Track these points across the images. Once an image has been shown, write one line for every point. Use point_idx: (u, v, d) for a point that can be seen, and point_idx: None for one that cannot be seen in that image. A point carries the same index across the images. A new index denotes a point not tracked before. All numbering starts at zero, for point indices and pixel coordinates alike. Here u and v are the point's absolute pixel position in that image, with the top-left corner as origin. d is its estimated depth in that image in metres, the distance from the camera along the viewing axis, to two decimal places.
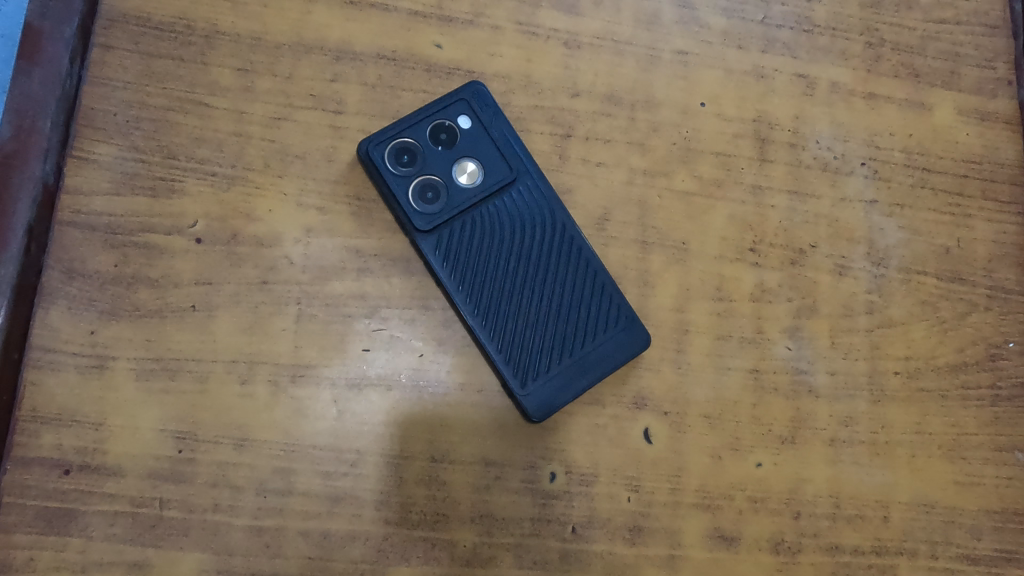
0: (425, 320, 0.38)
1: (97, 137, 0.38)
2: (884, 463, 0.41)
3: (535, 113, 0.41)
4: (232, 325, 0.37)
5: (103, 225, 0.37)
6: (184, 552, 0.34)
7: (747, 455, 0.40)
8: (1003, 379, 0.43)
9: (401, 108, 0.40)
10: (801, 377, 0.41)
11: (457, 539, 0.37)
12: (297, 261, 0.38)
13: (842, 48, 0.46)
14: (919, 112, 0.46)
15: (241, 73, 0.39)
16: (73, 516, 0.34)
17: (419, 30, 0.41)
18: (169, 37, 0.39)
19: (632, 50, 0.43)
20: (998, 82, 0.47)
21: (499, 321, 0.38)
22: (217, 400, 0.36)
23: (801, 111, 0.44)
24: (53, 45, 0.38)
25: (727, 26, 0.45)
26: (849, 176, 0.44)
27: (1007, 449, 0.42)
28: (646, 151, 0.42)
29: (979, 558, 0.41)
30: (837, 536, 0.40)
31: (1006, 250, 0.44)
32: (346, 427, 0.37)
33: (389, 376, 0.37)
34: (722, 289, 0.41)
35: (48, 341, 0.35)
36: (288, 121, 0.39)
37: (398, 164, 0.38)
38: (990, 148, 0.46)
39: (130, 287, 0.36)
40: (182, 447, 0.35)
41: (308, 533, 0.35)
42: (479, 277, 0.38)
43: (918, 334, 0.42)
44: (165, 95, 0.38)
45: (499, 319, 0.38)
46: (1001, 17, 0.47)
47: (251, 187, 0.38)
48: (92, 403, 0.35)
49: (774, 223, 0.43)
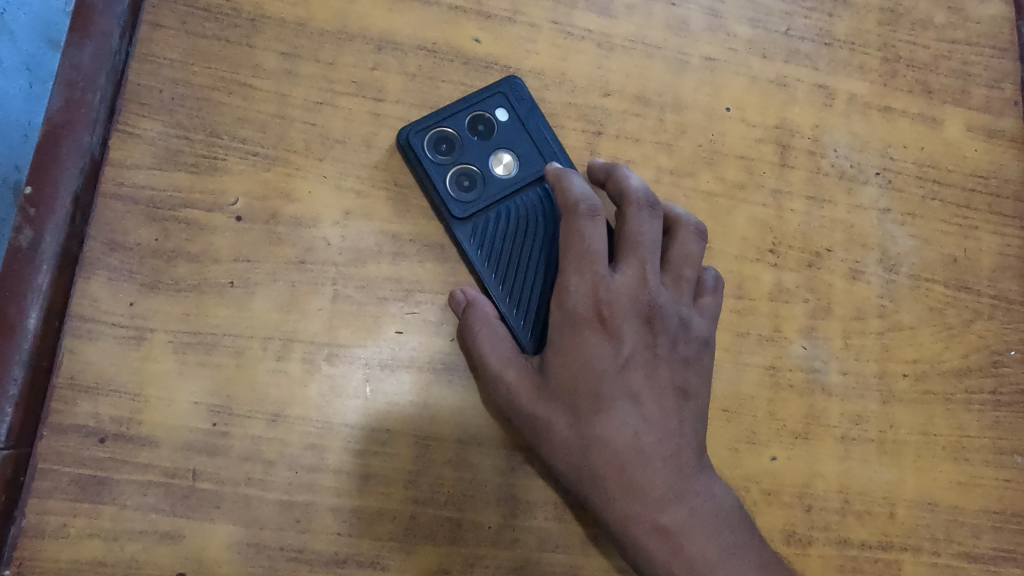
0: (467, 287, 0.39)
1: (143, 112, 0.38)
2: (892, 462, 0.42)
3: (567, 110, 0.43)
4: (269, 302, 0.37)
5: (145, 199, 0.37)
6: (215, 524, 0.35)
7: (762, 449, 0.41)
8: (1004, 385, 0.44)
9: (439, 99, 0.41)
10: (815, 375, 0.42)
11: (482, 520, 0.37)
12: (334, 243, 0.38)
13: (860, 62, 0.48)
14: (931, 127, 0.47)
15: (285, 57, 0.40)
16: (107, 484, 0.34)
17: (459, 24, 0.42)
18: (215, 19, 0.40)
19: (662, 54, 0.45)
20: (1005, 102, 0.49)
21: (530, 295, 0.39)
22: (252, 374, 0.36)
23: (820, 120, 0.46)
24: (105, 20, 0.39)
25: (752, 35, 0.46)
26: (864, 185, 0.46)
27: (1007, 452, 0.44)
28: (673, 151, 0.43)
29: (979, 556, 0.42)
30: (846, 530, 0.41)
31: (1009, 262, 0.46)
32: (378, 406, 0.37)
33: (420, 359, 0.38)
34: (741, 288, 0.43)
35: (87, 311, 0.36)
36: (330, 106, 0.40)
37: (437, 151, 0.39)
38: (996, 165, 0.48)
39: (170, 262, 0.37)
40: (216, 420, 0.36)
41: (337, 509, 0.36)
42: (509, 255, 0.39)
43: (926, 339, 0.44)
44: (209, 75, 0.39)
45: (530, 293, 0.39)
46: (1008, 40, 0.50)
47: (292, 169, 0.39)
48: (129, 372, 0.35)
49: (792, 226, 0.44)
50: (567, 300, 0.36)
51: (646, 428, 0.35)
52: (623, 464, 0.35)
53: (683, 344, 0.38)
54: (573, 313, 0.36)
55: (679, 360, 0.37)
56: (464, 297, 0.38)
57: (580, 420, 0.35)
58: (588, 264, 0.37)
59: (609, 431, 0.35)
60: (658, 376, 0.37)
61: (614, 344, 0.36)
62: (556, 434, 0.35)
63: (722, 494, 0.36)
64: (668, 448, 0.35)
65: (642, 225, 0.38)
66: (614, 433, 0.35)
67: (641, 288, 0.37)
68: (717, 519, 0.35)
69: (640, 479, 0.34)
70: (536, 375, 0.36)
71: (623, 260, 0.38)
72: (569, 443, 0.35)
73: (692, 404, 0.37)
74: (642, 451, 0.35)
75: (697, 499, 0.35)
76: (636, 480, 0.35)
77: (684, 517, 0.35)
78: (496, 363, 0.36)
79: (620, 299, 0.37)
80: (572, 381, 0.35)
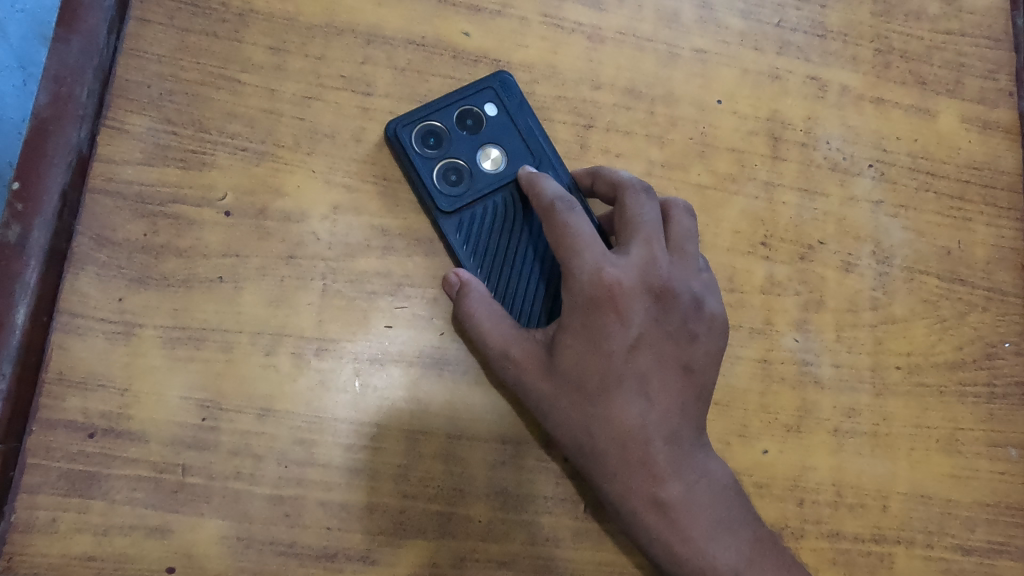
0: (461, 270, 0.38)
1: (131, 107, 0.38)
2: (885, 454, 0.42)
3: (558, 103, 0.43)
4: (259, 297, 0.37)
5: (133, 195, 0.37)
6: (205, 518, 0.35)
7: (754, 443, 0.41)
8: (999, 377, 0.44)
9: (428, 93, 0.41)
10: (807, 368, 0.42)
11: (472, 514, 0.37)
12: (323, 238, 0.38)
13: (853, 53, 0.47)
14: (925, 119, 0.47)
15: (273, 52, 0.40)
16: (96, 479, 0.34)
17: (448, 18, 0.42)
18: (203, 14, 0.40)
19: (652, 46, 0.45)
20: (1000, 93, 0.49)
21: (512, 285, 0.39)
22: (241, 369, 0.36)
23: (812, 112, 0.46)
24: (92, 15, 0.39)
25: (744, 27, 0.46)
26: (857, 177, 0.46)
27: (1001, 445, 0.43)
28: (664, 144, 0.43)
29: (973, 548, 0.42)
30: (839, 523, 0.41)
31: (1003, 253, 0.46)
32: (368, 400, 0.37)
33: (410, 353, 0.38)
34: (733, 281, 0.42)
35: (76, 306, 0.36)
36: (318, 101, 0.40)
37: (426, 145, 0.39)
38: (991, 156, 0.47)
39: (159, 257, 0.37)
40: (205, 415, 0.36)
41: (327, 503, 0.36)
42: (492, 245, 0.39)
43: (919, 331, 0.44)
44: (198, 70, 0.39)
45: (512, 283, 0.39)
46: (1003, 30, 0.49)
47: (281, 163, 0.39)
48: (118, 368, 0.36)
49: (784, 219, 0.44)
50: (572, 282, 0.35)
51: (651, 408, 0.35)
52: (625, 442, 0.35)
53: (693, 321, 0.37)
54: (578, 294, 0.35)
55: (688, 337, 0.36)
56: (456, 280, 0.38)
57: (584, 400, 0.35)
58: (589, 247, 0.36)
59: (614, 410, 0.35)
60: (664, 354, 0.36)
61: (623, 325, 0.35)
62: (559, 411, 0.35)
63: (719, 470, 0.36)
64: (670, 426, 0.35)
65: (643, 207, 0.38)
66: (616, 413, 0.35)
67: (647, 268, 0.36)
68: (714, 493, 0.36)
69: (641, 456, 0.35)
70: (541, 355, 0.36)
71: (625, 241, 0.37)
72: (571, 421, 0.35)
73: (698, 381, 0.36)
74: (644, 430, 0.35)
75: (694, 477, 0.35)
76: (638, 459, 0.35)
77: (682, 492, 0.35)
78: (498, 345, 0.36)
79: (627, 280, 0.35)
80: (578, 363, 0.35)
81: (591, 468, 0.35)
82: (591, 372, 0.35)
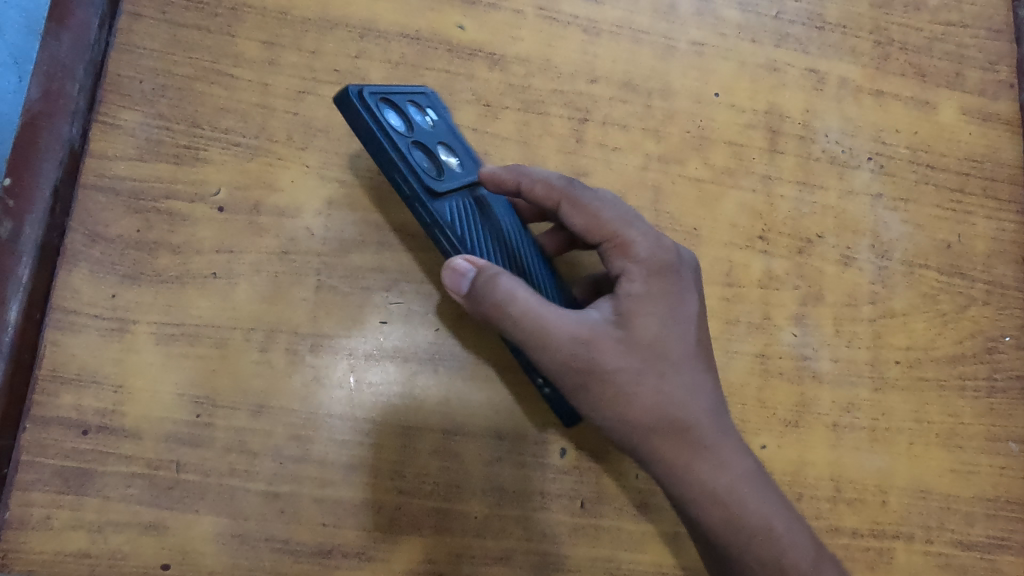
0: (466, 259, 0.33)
1: (123, 103, 0.38)
2: (884, 449, 0.42)
3: (553, 97, 0.42)
4: (253, 292, 0.37)
5: (126, 191, 0.37)
6: (200, 515, 0.35)
7: (752, 438, 0.40)
8: (999, 371, 0.44)
9: (423, 86, 0.41)
10: (805, 363, 0.42)
11: (468, 510, 0.37)
12: (317, 233, 0.38)
13: (851, 45, 0.47)
14: (924, 111, 0.47)
15: (267, 46, 0.39)
16: (91, 476, 0.34)
17: (443, 11, 0.42)
18: (197, 8, 0.39)
19: (649, 39, 0.44)
20: (1000, 85, 0.48)
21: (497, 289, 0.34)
22: (235, 365, 0.36)
23: (811, 105, 0.45)
24: (83, 11, 0.39)
25: (741, 19, 0.46)
26: (856, 170, 0.45)
27: (1001, 439, 0.43)
28: (661, 138, 0.43)
29: (973, 543, 0.42)
30: (838, 519, 0.40)
31: (1004, 246, 0.46)
32: (363, 396, 0.37)
33: (405, 348, 0.38)
34: (731, 275, 0.42)
35: (69, 302, 0.36)
36: (312, 95, 0.39)
37: (395, 126, 0.35)
38: (991, 148, 0.47)
39: (152, 253, 0.37)
40: (199, 411, 0.36)
41: (322, 500, 0.36)
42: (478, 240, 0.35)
43: (919, 325, 0.44)
44: (190, 64, 0.39)
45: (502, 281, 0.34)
46: (1003, 21, 0.49)
47: (275, 158, 0.38)
48: (112, 364, 0.36)
49: (783, 212, 0.44)
50: (637, 250, 0.34)
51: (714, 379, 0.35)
52: (704, 414, 0.33)
53: None
54: (650, 261, 0.34)
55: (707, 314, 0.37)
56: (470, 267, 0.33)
57: (669, 372, 0.33)
58: (636, 219, 0.35)
59: (694, 380, 0.33)
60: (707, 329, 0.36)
61: (691, 295, 0.35)
62: (641, 386, 0.32)
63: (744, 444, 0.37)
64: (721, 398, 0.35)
65: None
66: (696, 384, 0.34)
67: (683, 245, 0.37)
68: (763, 475, 0.35)
69: (719, 427, 0.34)
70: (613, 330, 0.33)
71: None
72: (657, 396, 0.32)
73: None
74: (708, 411, 0.34)
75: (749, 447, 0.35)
76: (718, 431, 0.34)
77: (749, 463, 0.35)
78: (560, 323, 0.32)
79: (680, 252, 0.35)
80: (657, 333, 0.33)
81: (670, 448, 0.33)
82: (674, 340, 0.33)
